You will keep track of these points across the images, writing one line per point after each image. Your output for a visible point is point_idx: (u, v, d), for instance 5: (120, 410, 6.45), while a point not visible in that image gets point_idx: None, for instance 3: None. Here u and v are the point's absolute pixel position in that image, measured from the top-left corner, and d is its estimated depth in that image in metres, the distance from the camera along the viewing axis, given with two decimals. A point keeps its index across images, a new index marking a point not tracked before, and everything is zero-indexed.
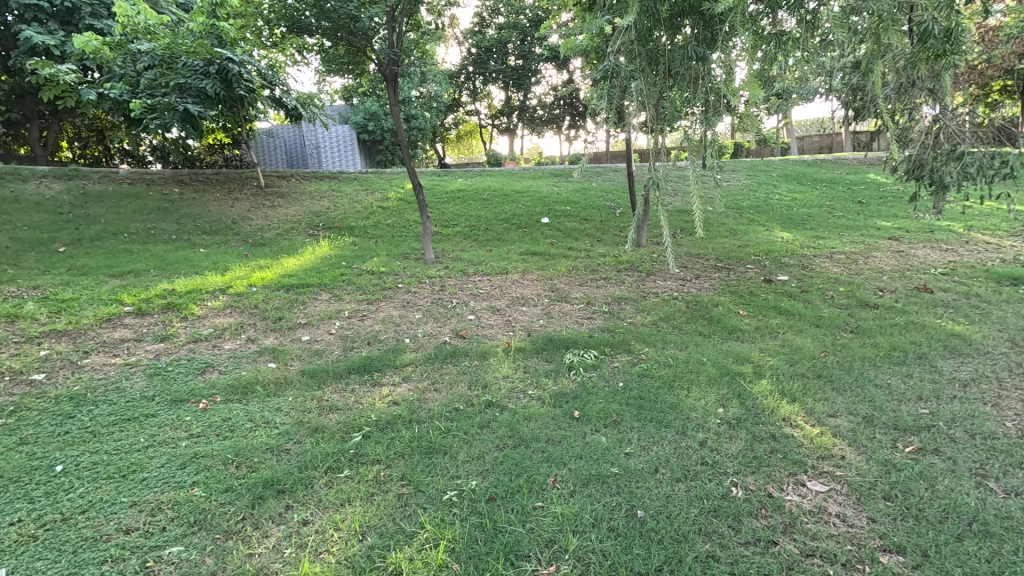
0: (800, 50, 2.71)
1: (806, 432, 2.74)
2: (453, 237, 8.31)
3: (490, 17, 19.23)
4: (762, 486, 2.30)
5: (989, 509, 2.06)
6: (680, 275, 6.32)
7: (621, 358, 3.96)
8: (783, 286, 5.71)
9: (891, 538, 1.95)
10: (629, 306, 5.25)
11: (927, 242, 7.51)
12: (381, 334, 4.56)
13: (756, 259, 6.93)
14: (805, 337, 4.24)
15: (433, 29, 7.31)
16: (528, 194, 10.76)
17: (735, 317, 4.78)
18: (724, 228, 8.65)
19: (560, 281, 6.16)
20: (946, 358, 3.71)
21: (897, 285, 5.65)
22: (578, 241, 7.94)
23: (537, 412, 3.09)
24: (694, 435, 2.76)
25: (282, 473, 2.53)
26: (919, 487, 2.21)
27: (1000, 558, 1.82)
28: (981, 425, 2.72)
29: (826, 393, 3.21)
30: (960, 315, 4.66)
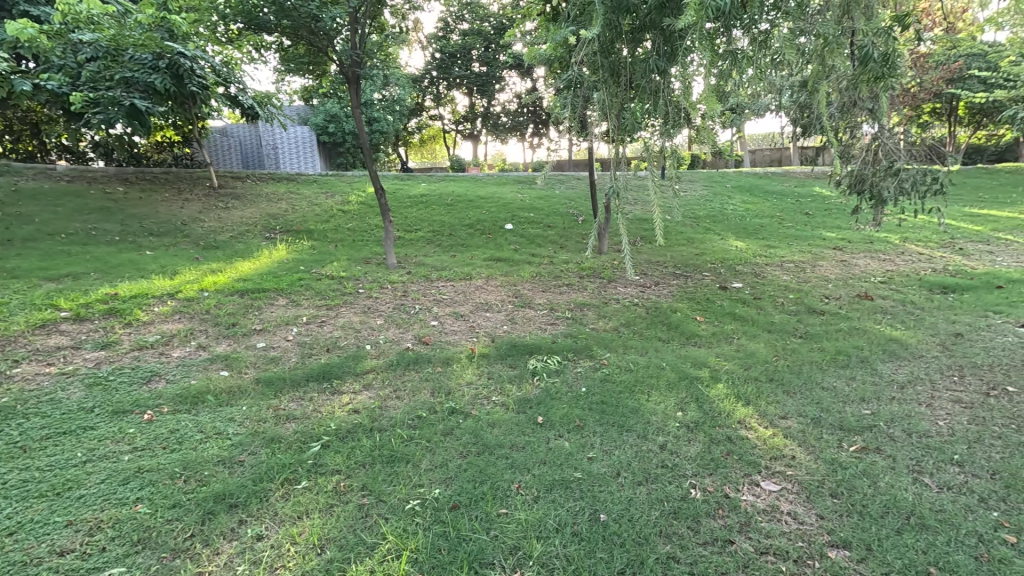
0: (753, 67, 2.84)
1: (759, 434, 2.85)
2: (416, 241, 8.23)
3: (455, 23, 18.99)
4: (719, 487, 2.37)
5: (925, 502, 2.19)
6: (641, 281, 6.48)
7: (584, 363, 4.02)
8: (737, 293, 5.95)
9: (838, 534, 2.04)
10: (591, 312, 5.34)
11: (867, 252, 7.99)
12: (342, 340, 4.45)
13: (713, 267, 7.19)
14: (757, 342, 4.42)
15: (397, 32, 7.26)
16: (492, 200, 10.79)
17: (692, 323, 4.94)
18: (682, 236, 8.93)
19: (523, 287, 6.20)
20: (885, 361, 3.95)
21: (841, 293, 5.97)
22: (542, 247, 8.01)
23: (501, 418, 3.09)
24: (654, 438, 2.82)
25: (234, 486, 2.42)
26: (862, 485, 2.33)
27: (935, 549, 1.93)
28: (916, 425, 2.90)
29: (777, 396, 3.35)
30: (897, 321, 4.97)
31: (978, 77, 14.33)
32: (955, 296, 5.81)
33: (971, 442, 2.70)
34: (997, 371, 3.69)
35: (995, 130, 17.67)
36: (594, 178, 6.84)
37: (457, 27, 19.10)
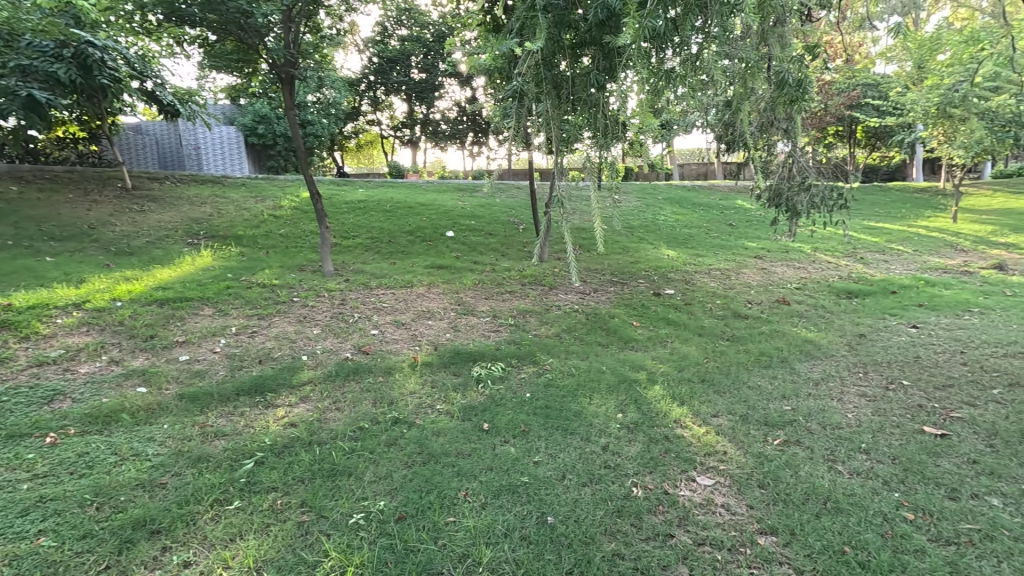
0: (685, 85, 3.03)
1: (694, 432, 3.00)
2: (354, 248, 8.00)
3: (393, 28, 18.82)
4: (659, 484, 2.47)
5: (839, 488, 2.39)
6: (581, 288, 6.66)
7: (527, 369, 4.07)
8: (670, 299, 6.25)
9: (766, 521, 2.18)
10: (533, 318, 5.41)
11: (784, 261, 8.67)
12: (275, 351, 4.23)
13: (647, 274, 7.53)
14: (690, 345, 4.67)
15: (333, 34, 7.09)
16: (433, 207, 10.71)
17: (630, 328, 5.14)
18: (618, 245, 9.28)
19: (466, 294, 6.19)
20: (802, 361, 4.30)
21: (763, 298, 6.44)
22: (483, 255, 8.04)
23: (446, 426, 3.06)
24: (597, 440, 2.90)
25: (156, 511, 2.23)
26: (786, 475, 2.51)
27: (848, 529, 2.10)
28: (830, 418, 3.17)
29: (709, 396, 3.54)
30: (810, 324, 5.42)
31: (872, 105, 16.03)
32: (858, 300, 6.43)
33: (875, 432, 2.98)
34: (894, 368, 4.10)
35: (887, 153, 19.78)
36: (534, 188, 6.96)
37: (396, 32, 18.90)
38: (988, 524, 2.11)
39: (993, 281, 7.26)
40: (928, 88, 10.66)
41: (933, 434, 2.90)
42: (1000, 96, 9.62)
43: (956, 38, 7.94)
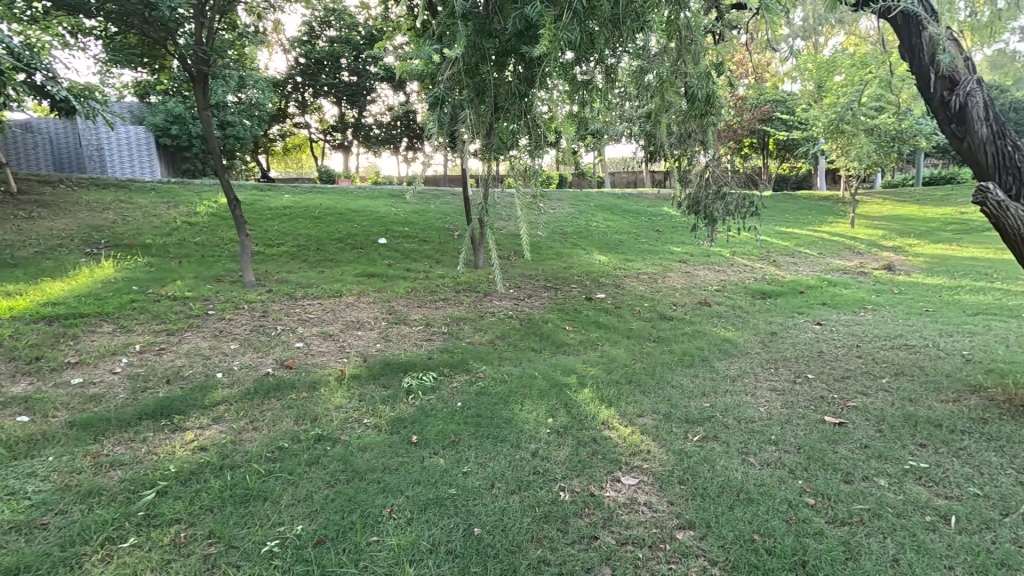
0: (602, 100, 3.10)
1: (620, 433, 3.09)
2: (279, 257, 7.61)
3: (321, 28, 18.24)
4: (585, 487, 2.52)
5: (750, 479, 2.53)
6: (515, 294, 6.71)
7: (460, 377, 4.02)
8: (600, 303, 6.44)
9: (685, 516, 2.26)
10: (467, 326, 5.36)
11: (706, 264, 9.18)
12: (185, 369, 3.92)
13: (579, 279, 7.71)
14: (618, 348, 4.81)
15: (254, 32, 6.75)
16: (364, 213, 10.40)
17: (562, 333, 5.23)
18: (552, 250, 9.45)
19: (398, 303, 6.06)
20: (720, 359, 4.56)
21: (686, 300, 6.77)
22: (417, 262, 7.90)
23: (373, 440, 2.96)
24: (527, 446, 2.91)
25: (34, 556, 1.99)
26: (703, 470, 2.63)
27: (758, 518, 2.22)
28: (744, 413, 3.37)
29: (636, 396, 3.67)
30: (729, 323, 5.76)
31: (780, 120, 17.42)
32: (771, 300, 6.91)
33: (783, 424, 3.20)
34: (800, 363, 4.42)
35: (795, 164, 21.55)
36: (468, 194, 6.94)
37: (324, 32, 18.33)
38: (876, 503, 2.29)
39: (884, 281, 8.05)
40: (827, 106, 11.70)
41: (833, 423, 3.16)
42: (884, 115, 10.73)
43: (847, 61, 8.78)
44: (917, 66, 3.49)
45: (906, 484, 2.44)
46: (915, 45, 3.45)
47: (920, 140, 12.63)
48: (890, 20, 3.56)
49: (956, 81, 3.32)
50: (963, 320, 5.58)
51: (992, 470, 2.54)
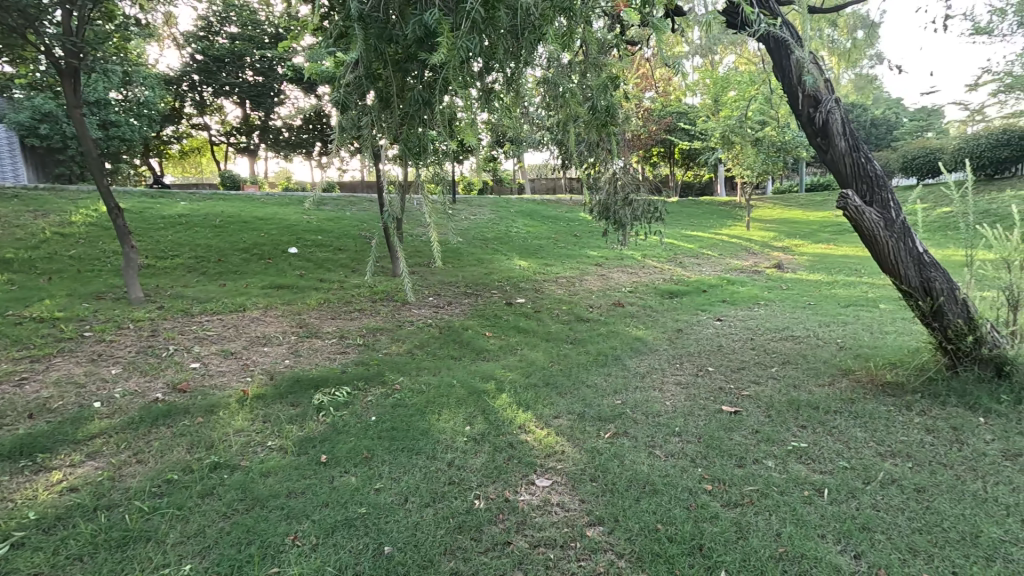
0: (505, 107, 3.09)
1: (536, 436, 3.14)
2: (173, 270, 6.98)
3: (220, 23, 16.95)
4: (500, 493, 2.52)
5: (655, 471, 2.67)
6: (435, 302, 6.63)
7: (375, 391, 3.88)
8: (520, 308, 6.53)
9: (595, 513, 2.33)
10: (384, 337, 5.21)
11: (619, 267, 9.63)
12: (54, 401, 3.46)
13: (500, 284, 7.77)
14: (537, 352, 4.90)
15: (138, 25, 6.17)
16: (273, 221, 9.82)
17: (482, 339, 5.23)
18: (472, 257, 9.46)
19: (309, 316, 5.76)
20: (632, 357, 4.78)
21: (602, 302, 7.05)
22: (331, 272, 7.57)
23: (278, 464, 2.78)
24: (443, 456, 2.87)
25: None
26: (613, 466, 2.73)
27: (661, 507, 2.34)
28: (651, 407, 3.55)
29: (552, 398, 3.75)
30: (640, 322, 6.07)
31: (683, 130, 18.71)
32: (678, 299, 7.38)
33: (686, 416, 3.40)
34: (703, 357, 4.75)
35: (698, 172, 23.20)
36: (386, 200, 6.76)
37: (224, 27, 17.08)
38: (763, 483, 2.50)
39: (773, 278, 8.87)
40: (723, 118, 12.71)
41: (729, 412, 3.41)
42: (769, 127, 11.86)
43: (737, 79, 9.56)
44: (787, 85, 3.89)
45: (789, 464, 2.68)
46: (786, 67, 3.84)
47: (802, 151, 14.08)
48: (763, 43, 3.95)
49: (819, 100, 3.74)
50: (838, 312, 6.27)
51: (857, 444, 2.86)
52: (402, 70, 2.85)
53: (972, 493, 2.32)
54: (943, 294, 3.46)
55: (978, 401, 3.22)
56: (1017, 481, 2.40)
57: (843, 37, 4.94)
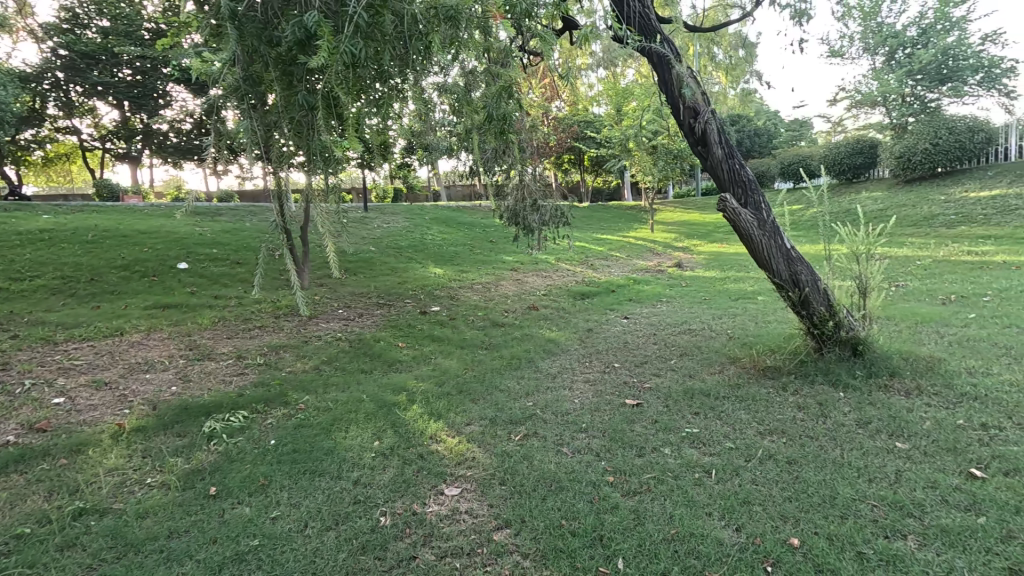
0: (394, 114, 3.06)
1: (447, 445, 3.10)
2: (33, 293, 6.12)
3: (90, 16, 15.16)
4: (407, 507, 2.46)
5: (562, 468, 2.74)
6: (345, 315, 6.38)
7: (276, 412, 3.64)
8: (435, 316, 6.45)
9: (503, 517, 2.35)
10: (288, 354, 4.92)
11: (534, 271, 9.84)
12: None
13: (414, 293, 7.64)
14: (451, 359, 4.86)
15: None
16: (159, 234, 8.95)
17: (394, 350, 5.10)
18: (386, 265, 9.22)
19: (201, 336, 5.29)
20: (544, 358, 4.90)
21: (516, 306, 7.16)
22: (228, 287, 7.03)
23: (157, 502, 2.52)
24: (348, 475, 2.75)
25: None
26: (521, 467, 2.77)
27: (567, 504, 2.40)
28: (561, 406, 3.65)
29: (465, 405, 3.74)
30: (553, 324, 6.24)
31: (591, 138, 19.58)
32: (589, 300, 7.67)
33: (592, 412, 3.52)
34: (611, 354, 4.97)
35: (607, 178, 24.38)
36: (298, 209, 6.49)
37: (96, 21, 15.32)
38: (660, 470, 2.65)
39: (675, 277, 9.51)
40: (625, 127, 13.46)
41: (632, 405, 3.59)
42: (664, 137, 12.75)
43: (636, 91, 10.19)
44: (670, 97, 4.18)
45: (683, 450, 2.87)
46: (668, 80, 4.13)
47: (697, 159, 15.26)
48: (647, 58, 4.23)
49: (698, 111, 4.05)
50: (730, 305, 6.84)
51: (741, 425, 3.13)
52: (287, 74, 2.75)
53: (833, 460, 2.63)
54: (808, 285, 3.88)
55: (839, 378, 3.65)
56: (866, 445, 2.75)
57: (728, 53, 5.66)
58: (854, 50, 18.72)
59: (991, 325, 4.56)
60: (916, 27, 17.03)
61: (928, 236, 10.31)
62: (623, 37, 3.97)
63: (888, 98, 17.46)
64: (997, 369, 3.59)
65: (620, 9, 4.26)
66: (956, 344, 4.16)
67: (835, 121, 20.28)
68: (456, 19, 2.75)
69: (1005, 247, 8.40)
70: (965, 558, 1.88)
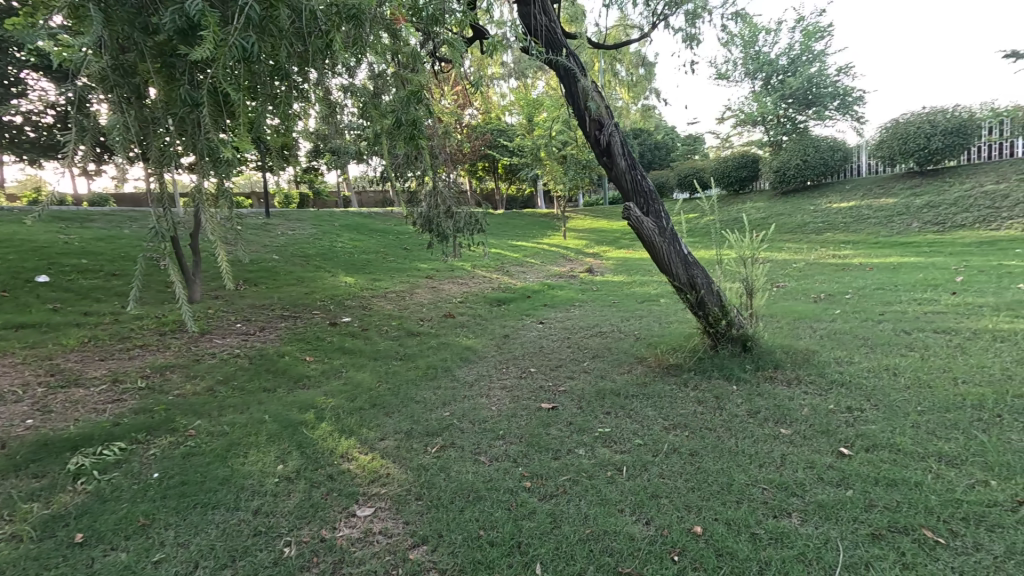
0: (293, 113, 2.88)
1: (360, 463, 2.95)
2: None
3: None
4: (315, 533, 2.30)
5: (479, 477, 2.72)
6: (243, 329, 5.89)
7: (161, 441, 3.26)
8: (346, 327, 6.16)
9: (418, 533, 2.27)
10: (176, 375, 4.44)
11: (450, 278, 9.76)
12: None
13: (322, 303, 7.25)
14: (363, 372, 4.65)
15: None
16: (11, 243, 7.71)
17: (301, 364, 4.79)
18: (291, 275, 8.67)
19: (67, 359, 4.62)
20: (461, 366, 4.84)
21: (432, 314, 7.04)
22: (101, 301, 6.22)
23: (6, 559, 2.14)
24: (247, 505, 2.53)
25: None
26: (438, 480, 2.70)
27: (484, 514, 2.37)
28: (478, 414, 3.62)
29: (378, 420, 3.59)
30: (470, 331, 6.20)
31: (504, 147, 19.91)
32: (505, 306, 7.74)
33: (509, 418, 3.54)
34: (526, 359, 5.04)
35: (520, 186, 24.90)
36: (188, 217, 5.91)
37: None
38: (575, 471, 2.72)
39: (586, 281, 9.90)
40: (537, 137, 13.83)
41: (548, 409, 3.65)
42: (574, 148, 13.28)
43: (546, 102, 10.53)
44: (576, 108, 4.34)
45: (596, 449, 2.96)
46: (574, 93, 4.29)
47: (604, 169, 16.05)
48: (554, 72, 4.38)
49: (602, 124, 4.25)
50: (636, 307, 7.23)
51: (649, 422, 3.30)
52: (167, 65, 2.49)
53: (728, 449, 2.84)
54: (703, 287, 4.18)
55: (732, 372, 3.98)
56: (756, 433, 3.01)
57: (629, 71, 6.05)
58: (737, 74, 20.73)
59: (853, 319, 5.22)
60: (786, 56, 19.27)
61: (802, 241, 11.64)
62: (530, 48, 4.08)
63: (766, 118, 19.52)
64: (858, 358, 4.10)
65: (528, 21, 4.39)
66: (826, 336, 4.70)
67: (723, 138, 22.33)
68: (358, 18, 2.65)
69: (860, 251, 9.70)
70: (839, 529, 2.10)
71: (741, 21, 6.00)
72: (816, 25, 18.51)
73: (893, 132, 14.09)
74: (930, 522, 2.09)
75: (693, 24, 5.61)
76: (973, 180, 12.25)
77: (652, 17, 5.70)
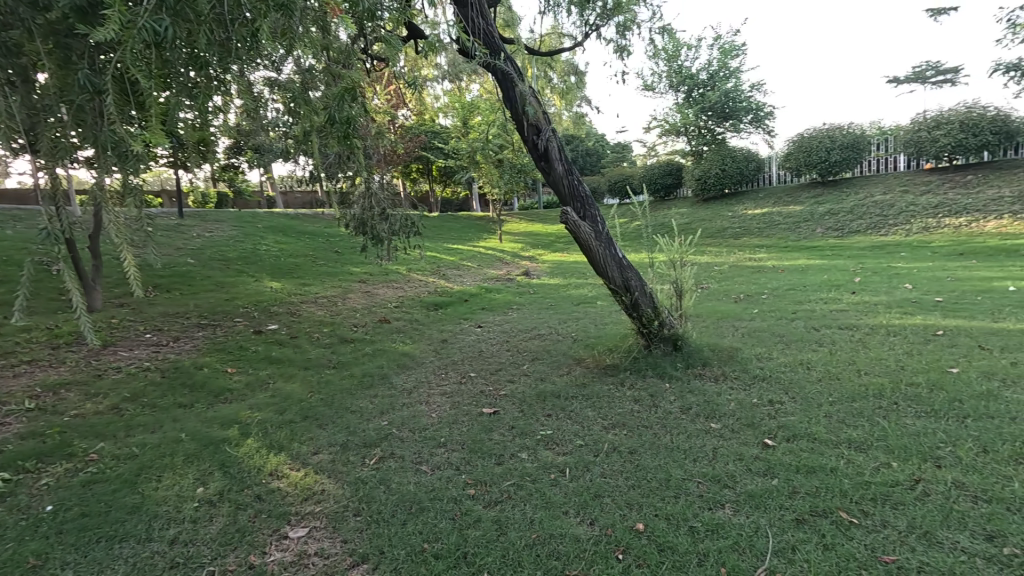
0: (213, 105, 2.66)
1: (291, 480, 2.76)
2: None
3: None
4: (242, 561, 2.13)
5: (421, 487, 2.63)
6: (154, 340, 5.38)
7: (55, 468, 2.89)
8: (272, 335, 5.80)
9: (358, 551, 2.16)
10: (73, 392, 3.97)
11: (385, 282, 9.49)
12: None
13: (245, 310, 6.79)
14: (292, 382, 4.39)
15: None
16: None
17: (222, 376, 4.44)
18: (208, 280, 8.05)
19: None
20: (398, 373, 4.70)
21: (366, 320, 6.80)
22: None
23: None
24: (162, 534, 2.29)
25: None
26: (378, 493, 2.59)
27: (428, 526, 2.30)
28: (418, 422, 3.52)
29: (311, 433, 3.39)
30: (406, 337, 6.05)
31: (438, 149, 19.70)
32: (442, 310, 7.63)
33: (450, 425, 3.47)
34: (466, 363, 4.98)
35: (455, 189, 24.76)
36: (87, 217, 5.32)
37: None
38: (518, 476, 2.70)
39: (523, 284, 9.98)
40: (471, 140, 13.78)
41: (489, 413, 3.62)
42: (509, 151, 13.36)
43: (481, 105, 10.52)
44: (515, 112, 4.35)
45: (539, 452, 2.97)
46: (512, 97, 4.30)
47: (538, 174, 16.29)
48: (492, 75, 4.37)
49: (540, 129, 4.29)
50: (572, 310, 7.37)
51: (589, 423, 3.35)
52: (60, 46, 2.21)
53: (664, 446, 2.95)
54: (637, 290, 4.32)
55: (665, 371, 4.14)
56: (690, 429, 3.14)
57: (563, 78, 6.16)
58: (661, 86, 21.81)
59: (769, 318, 5.62)
60: (706, 71, 20.52)
61: (722, 245, 12.41)
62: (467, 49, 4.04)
63: (688, 129, 20.68)
64: (776, 354, 4.41)
65: (466, 22, 4.34)
66: (747, 334, 5.03)
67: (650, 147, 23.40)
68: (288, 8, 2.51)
69: (773, 254, 10.50)
70: (767, 516, 2.23)
71: (667, 35, 6.30)
72: (731, 44, 19.88)
73: (799, 145, 15.40)
74: (845, 504, 2.27)
75: (623, 35, 5.83)
76: (866, 191, 13.64)
77: (585, 27, 5.86)
